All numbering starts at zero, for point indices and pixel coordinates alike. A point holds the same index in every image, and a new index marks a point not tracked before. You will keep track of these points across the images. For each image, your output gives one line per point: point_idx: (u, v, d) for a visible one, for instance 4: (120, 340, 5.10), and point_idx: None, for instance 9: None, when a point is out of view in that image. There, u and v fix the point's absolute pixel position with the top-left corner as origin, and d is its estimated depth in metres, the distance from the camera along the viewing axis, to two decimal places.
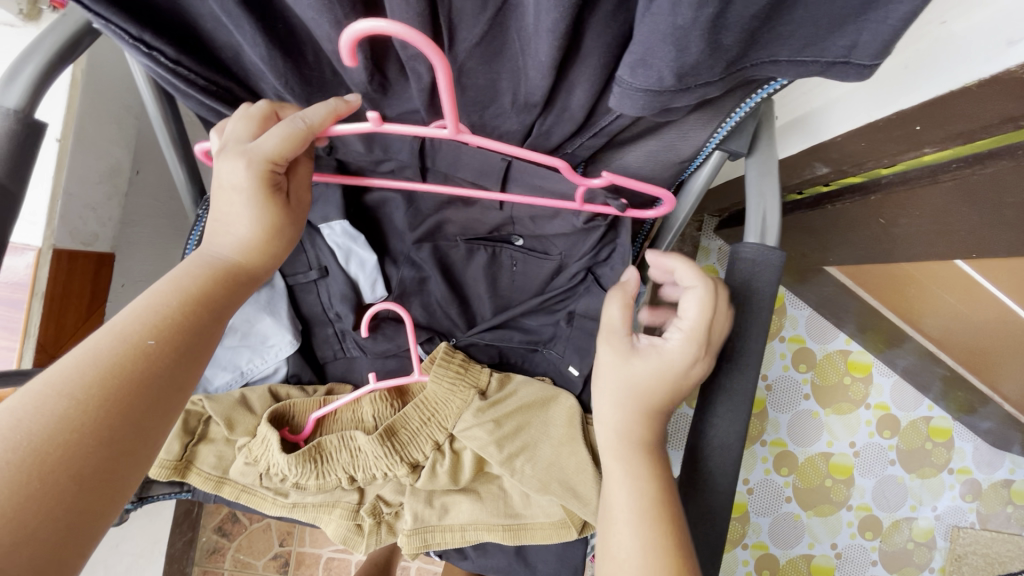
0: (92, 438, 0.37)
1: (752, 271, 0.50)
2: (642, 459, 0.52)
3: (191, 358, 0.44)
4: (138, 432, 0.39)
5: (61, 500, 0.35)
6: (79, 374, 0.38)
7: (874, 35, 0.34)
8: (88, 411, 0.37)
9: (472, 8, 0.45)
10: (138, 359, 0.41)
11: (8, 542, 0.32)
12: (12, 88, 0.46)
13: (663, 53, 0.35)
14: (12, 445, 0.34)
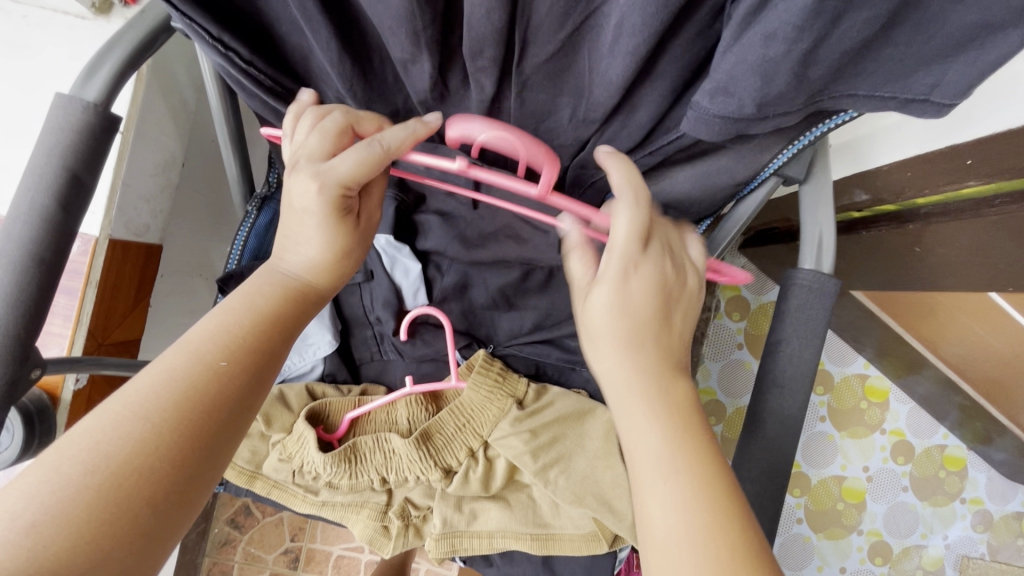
0: (164, 463, 0.37)
1: (808, 296, 0.51)
2: (659, 402, 0.45)
3: (261, 379, 0.44)
4: (210, 453, 0.40)
5: (133, 526, 0.35)
6: (155, 395, 0.39)
7: (960, 76, 0.34)
8: (161, 434, 0.38)
9: (549, 26, 0.45)
10: (215, 380, 0.41)
11: (81, 565, 0.33)
12: (91, 81, 0.46)
13: (747, 83, 0.36)
14: (87, 468, 0.35)
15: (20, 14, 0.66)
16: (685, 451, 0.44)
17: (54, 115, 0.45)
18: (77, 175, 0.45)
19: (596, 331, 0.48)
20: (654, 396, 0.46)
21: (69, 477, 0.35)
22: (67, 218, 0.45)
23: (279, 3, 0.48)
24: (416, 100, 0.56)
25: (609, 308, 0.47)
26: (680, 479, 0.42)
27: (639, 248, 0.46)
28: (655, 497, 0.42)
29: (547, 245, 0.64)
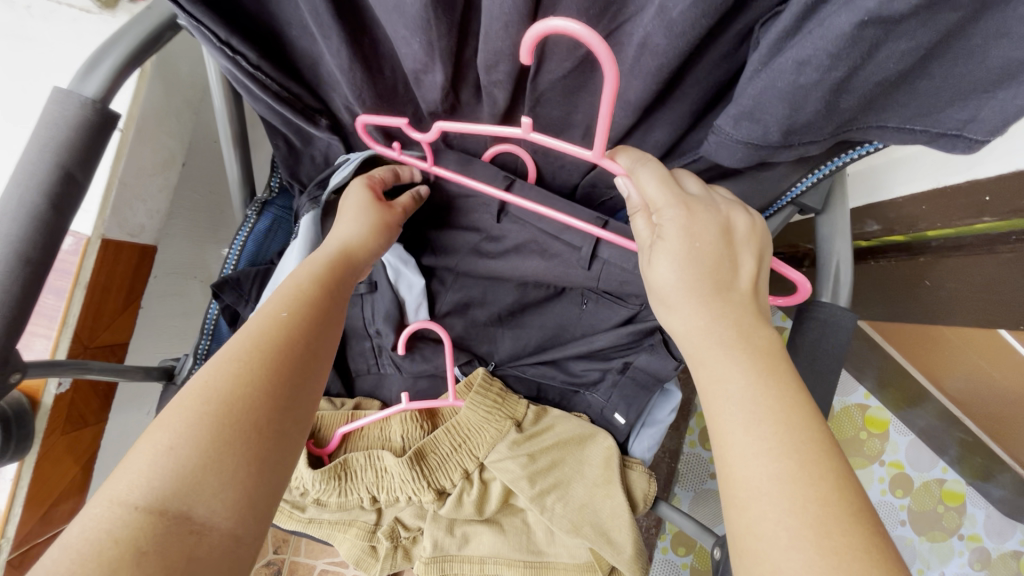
0: (260, 392, 0.39)
1: (824, 331, 0.49)
2: (758, 380, 0.40)
3: (321, 326, 0.47)
4: (299, 403, 0.42)
5: (244, 448, 0.37)
6: (235, 347, 0.41)
7: (996, 112, 0.32)
8: (250, 371, 0.40)
9: (567, 42, 0.44)
10: (282, 326, 0.44)
11: (211, 485, 0.35)
12: (91, 77, 0.45)
13: (775, 110, 0.35)
14: (202, 403, 0.37)
15: (25, 5, 0.65)
16: (794, 438, 0.37)
17: (49, 110, 0.43)
18: (71, 173, 0.44)
19: (663, 290, 0.44)
20: (750, 369, 0.40)
21: (186, 413, 0.37)
22: (56, 217, 0.44)
23: (291, 7, 0.47)
24: (426, 110, 0.54)
25: (678, 259, 0.43)
26: (781, 466, 0.36)
27: (679, 183, 0.44)
28: (744, 485, 0.37)
29: (574, 262, 0.62)
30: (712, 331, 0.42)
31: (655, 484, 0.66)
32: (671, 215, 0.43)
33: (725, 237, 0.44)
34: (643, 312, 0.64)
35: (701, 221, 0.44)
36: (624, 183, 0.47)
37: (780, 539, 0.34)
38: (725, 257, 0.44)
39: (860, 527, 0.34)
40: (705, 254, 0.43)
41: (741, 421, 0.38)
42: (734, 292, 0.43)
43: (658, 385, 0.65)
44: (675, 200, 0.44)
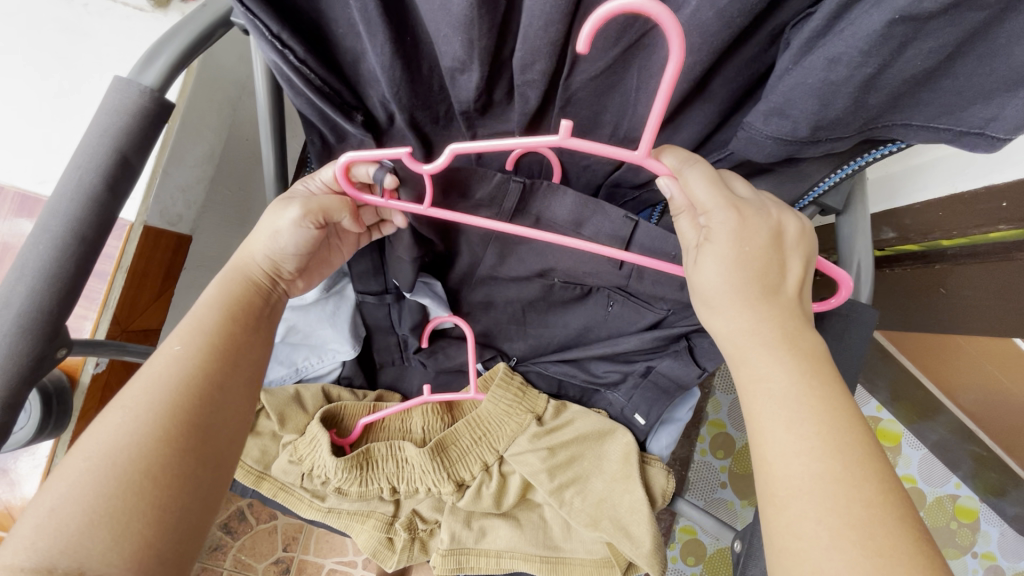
0: (154, 440, 0.42)
1: (846, 325, 0.50)
2: (806, 381, 0.41)
3: (230, 359, 0.50)
4: (211, 438, 0.45)
5: (142, 497, 0.40)
6: (135, 394, 0.44)
7: (1018, 110, 0.34)
8: (145, 418, 0.43)
9: (603, 42, 0.46)
10: (176, 362, 0.47)
11: (100, 541, 0.38)
12: (150, 68, 0.47)
13: (805, 105, 0.36)
14: (94, 463, 0.41)
15: (82, 2, 0.67)
16: (833, 438, 0.39)
17: (111, 97, 0.46)
18: (126, 157, 0.46)
19: (708, 292, 0.44)
20: (795, 369, 0.42)
21: (80, 473, 0.40)
22: (112, 196, 0.46)
23: (340, 7, 0.50)
24: (459, 108, 0.56)
25: (729, 262, 0.43)
26: (821, 466, 0.38)
27: (726, 186, 0.44)
28: (787, 484, 0.39)
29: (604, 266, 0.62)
30: (757, 332, 0.43)
31: (674, 481, 0.67)
32: (718, 222, 0.43)
33: (775, 244, 0.44)
34: (670, 317, 0.64)
35: (751, 224, 0.43)
36: (668, 183, 0.46)
37: (821, 536, 0.37)
38: (774, 259, 0.44)
39: (904, 527, 0.36)
40: (754, 260, 0.43)
41: (782, 421, 0.40)
42: (781, 295, 0.44)
43: (679, 390, 0.65)
44: (726, 206, 0.43)
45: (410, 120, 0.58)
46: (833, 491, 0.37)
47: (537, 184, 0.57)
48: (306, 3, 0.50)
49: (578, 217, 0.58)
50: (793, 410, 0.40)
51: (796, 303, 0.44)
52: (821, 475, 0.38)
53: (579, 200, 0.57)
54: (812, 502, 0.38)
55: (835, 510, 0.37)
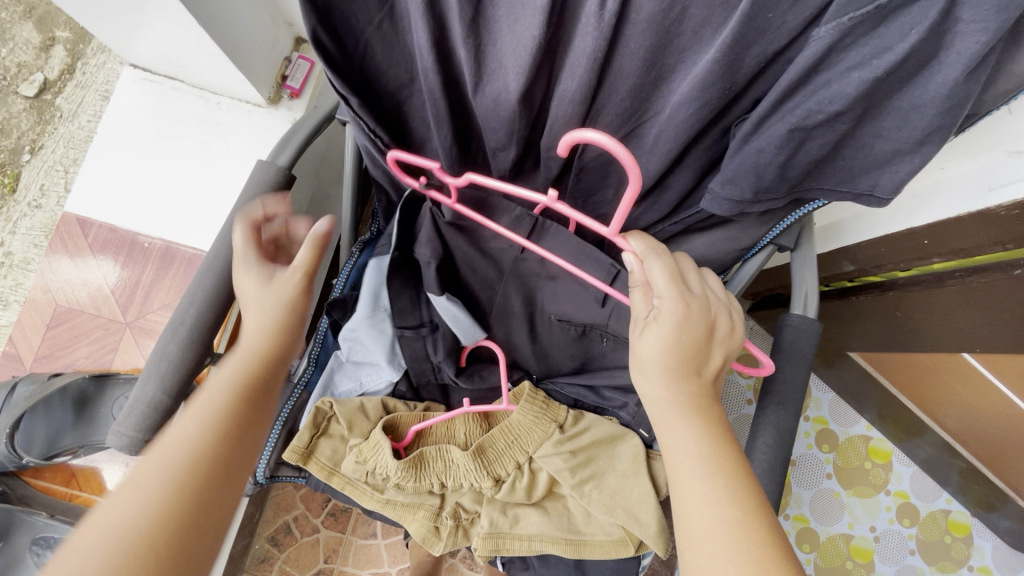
0: (164, 532, 0.46)
1: (798, 334, 0.65)
2: (710, 448, 0.56)
3: (244, 439, 0.54)
4: (211, 524, 0.49)
5: None
6: (157, 479, 0.48)
7: (888, 180, 0.50)
8: (157, 513, 0.46)
9: (606, 132, 0.61)
10: (191, 447, 0.50)
11: None
12: (283, 153, 0.66)
13: (747, 177, 0.53)
14: (107, 548, 0.44)
15: (215, 100, 0.80)
16: (735, 492, 0.53)
17: (256, 174, 0.64)
18: (264, 217, 0.64)
19: (646, 360, 0.59)
20: (704, 436, 0.56)
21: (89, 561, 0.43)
22: (254, 243, 0.64)
23: (419, 109, 0.64)
24: (497, 176, 0.73)
25: (668, 341, 0.59)
26: (727, 513, 0.52)
27: (683, 284, 0.60)
28: (701, 529, 0.52)
29: (591, 301, 0.76)
30: (676, 403, 0.58)
31: None
32: (666, 308, 0.59)
33: (705, 334, 0.60)
34: None
35: (692, 316, 0.59)
36: (629, 258, 0.62)
37: (721, 570, 0.50)
38: (703, 348, 0.60)
39: (787, 565, 0.49)
40: (688, 342, 0.59)
41: (698, 476, 0.54)
42: (701, 375, 0.60)
43: None
44: (676, 298, 0.59)
45: (459, 183, 0.74)
46: (731, 531, 0.51)
47: (546, 223, 0.72)
48: (394, 105, 0.63)
49: (574, 258, 0.72)
50: (699, 471, 0.54)
51: (715, 376, 0.61)
52: (719, 519, 0.52)
53: (578, 244, 0.71)
54: (711, 548, 0.51)
55: (738, 553, 0.50)
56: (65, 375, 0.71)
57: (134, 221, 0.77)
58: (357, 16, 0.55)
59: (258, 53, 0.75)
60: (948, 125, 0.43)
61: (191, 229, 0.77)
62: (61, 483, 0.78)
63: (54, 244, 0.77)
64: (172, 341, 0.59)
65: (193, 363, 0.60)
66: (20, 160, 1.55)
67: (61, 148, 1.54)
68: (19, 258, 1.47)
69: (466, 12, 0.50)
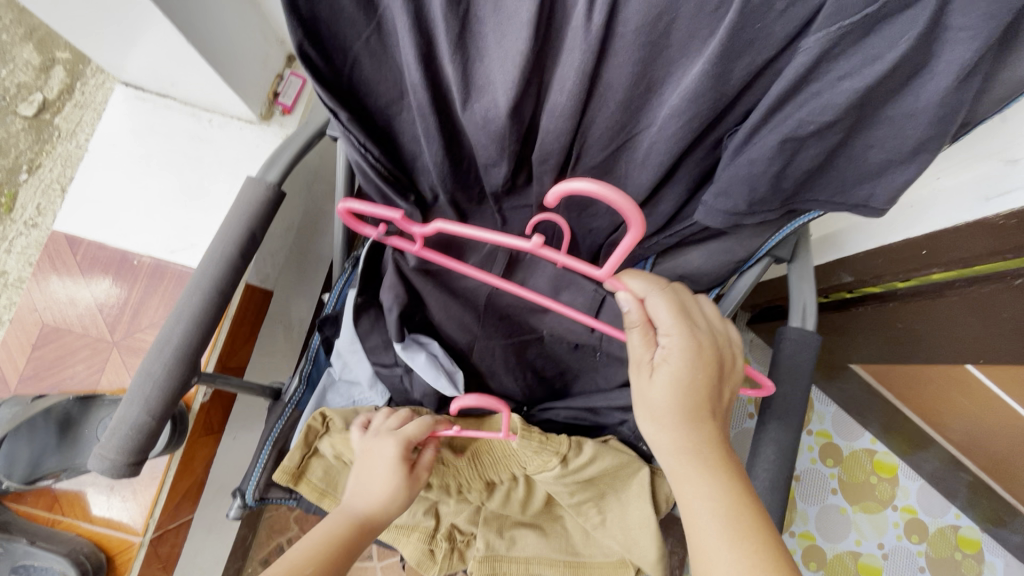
0: None
1: (797, 347, 0.64)
2: (733, 503, 0.54)
3: None
4: None
5: None
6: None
7: (883, 190, 0.50)
8: None
9: (598, 145, 0.59)
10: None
11: None
12: (271, 169, 0.66)
13: (741, 189, 0.53)
14: None
15: (207, 118, 0.80)
16: (764, 554, 0.51)
17: (245, 190, 0.64)
18: (253, 233, 0.63)
19: (658, 405, 0.57)
20: (723, 490, 0.54)
21: None
22: (242, 260, 0.63)
23: (409, 125, 0.64)
24: (490, 191, 0.72)
25: (678, 384, 0.57)
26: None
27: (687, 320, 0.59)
28: None
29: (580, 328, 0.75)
30: (691, 453, 0.56)
31: None
32: (675, 344, 0.58)
33: (715, 367, 0.59)
34: None
35: (701, 354, 0.58)
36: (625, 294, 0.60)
37: None
38: (714, 386, 0.59)
39: None
40: (699, 383, 0.57)
41: (727, 538, 0.52)
42: (715, 416, 0.59)
43: None
44: (687, 334, 0.58)
45: (452, 200, 0.74)
46: None
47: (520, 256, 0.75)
48: (383, 121, 0.63)
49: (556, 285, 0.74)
50: (723, 531, 0.52)
51: (725, 409, 0.61)
52: None
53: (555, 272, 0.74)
54: None
55: None
56: (49, 396, 0.69)
57: (124, 237, 0.76)
58: (345, 33, 0.54)
59: (249, 71, 0.76)
60: (943, 133, 0.43)
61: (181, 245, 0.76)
62: (45, 507, 0.76)
63: (43, 263, 0.77)
64: (158, 361, 0.58)
65: (178, 384, 0.58)
66: (17, 179, 1.55)
67: (58, 167, 1.54)
68: (14, 277, 1.47)
69: (452, 29, 0.50)
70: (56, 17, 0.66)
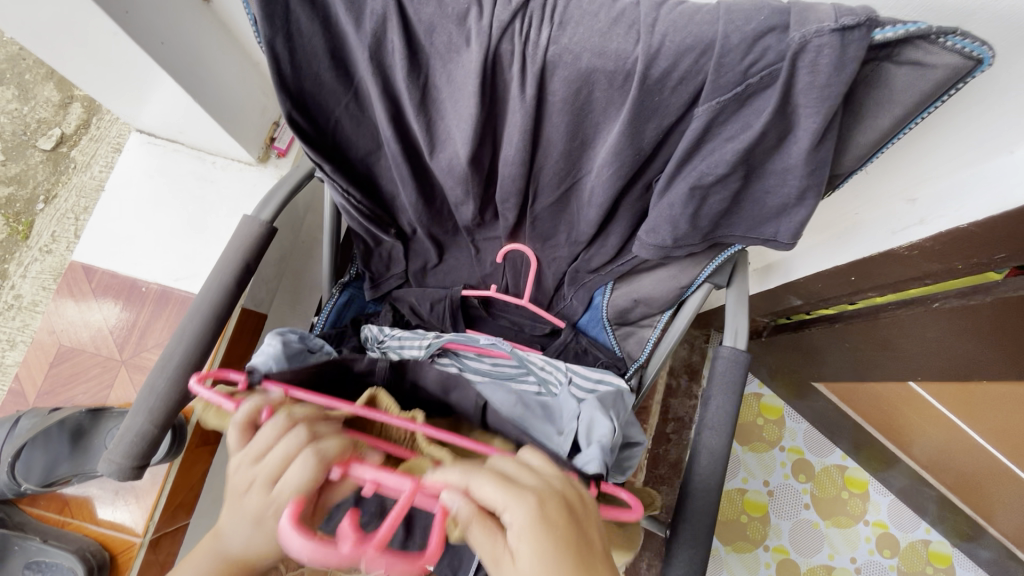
0: None
1: (730, 364, 0.71)
2: None
3: None
4: None
5: None
6: None
7: (785, 227, 0.58)
8: None
9: (550, 186, 0.67)
10: None
11: None
12: (265, 208, 0.75)
13: (666, 226, 0.61)
14: None
15: (211, 160, 0.90)
16: None
17: (242, 227, 0.73)
18: (248, 264, 0.72)
19: (510, 568, 0.45)
20: None
21: None
22: (238, 289, 0.71)
23: (386, 171, 0.73)
24: (462, 225, 0.80)
25: (535, 546, 0.45)
26: None
27: (513, 477, 0.49)
28: None
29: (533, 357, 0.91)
30: None
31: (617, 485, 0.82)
32: (518, 513, 0.46)
33: (580, 516, 0.49)
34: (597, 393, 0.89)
35: (549, 511, 0.47)
36: (450, 496, 0.47)
37: None
38: (580, 539, 0.47)
39: None
40: (558, 534, 0.46)
41: None
42: (593, 560, 0.47)
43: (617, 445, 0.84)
44: (524, 498, 0.47)
45: (428, 233, 0.83)
46: None
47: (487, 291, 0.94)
48: (364, 167, 0.72)
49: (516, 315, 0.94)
50: None
51: (603, 553, 0.49)
52: None
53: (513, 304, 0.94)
54: None
55: None
56: (64, 409, 0.77)
57: (135, 266, 0.85)
58: (326, 98, 0.62)
59: (247, 120, 0.86)
60: (816, 184, 0.51)
61: (186, 273, 0.85)
62: (55, 509, 0.83)
63: (62, 289, 0.86)
64: (161, 377, 0.66)
65: (179, 397, 0.66)
66: (35, 209, 1.67)
67: (73, 196, 1.65)
68: (28, 299, 1.56)
69: (415, 95, 0.56)
70: (83, 76, 0.77)
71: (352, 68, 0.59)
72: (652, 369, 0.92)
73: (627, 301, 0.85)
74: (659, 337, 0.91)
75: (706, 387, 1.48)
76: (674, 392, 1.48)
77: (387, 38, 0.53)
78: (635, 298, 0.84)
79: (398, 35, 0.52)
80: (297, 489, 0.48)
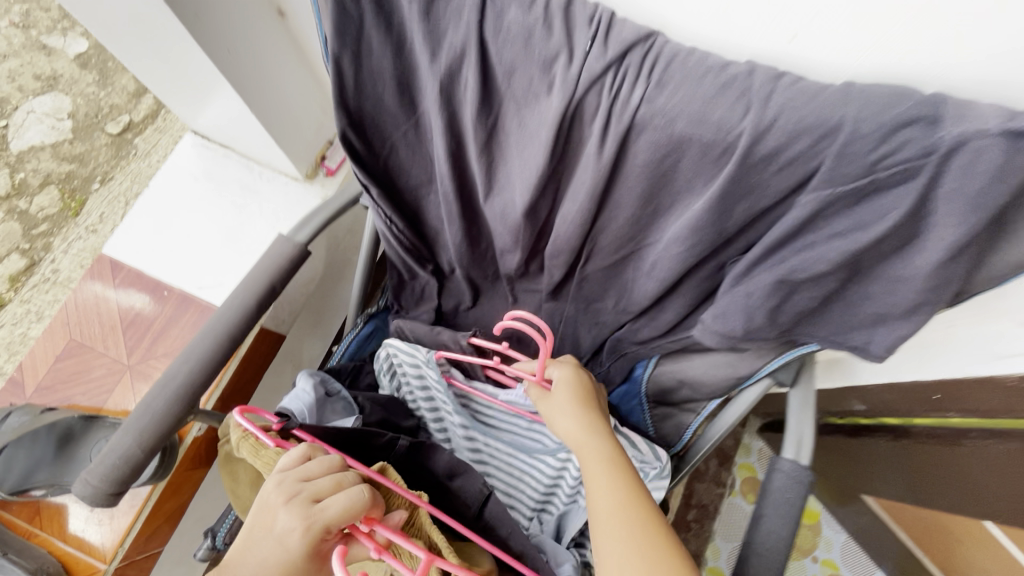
0: None
1: (788, 481, 0.62)
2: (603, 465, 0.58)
3: None
4: None
5: None
6: None
7: (882, 339, 0.49)
8: None
9: (608, 250, 0.61)
10: None
11: None
12: (303, 230, 0.71)
13: (737, 316, 0.53)
14: None
15: (259, 170, 0.88)
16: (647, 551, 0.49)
17: (275, 245, 0.69)
18: (273, 286, 0.67)
19: (552, 411, 0.66)
20: (603, 463, 0.58)
21: None
22: (258, 311, 0.66)
23: (433, 206, 0.68)
24: (506, 273, 0.74)
25: (568, 416, 0.64)
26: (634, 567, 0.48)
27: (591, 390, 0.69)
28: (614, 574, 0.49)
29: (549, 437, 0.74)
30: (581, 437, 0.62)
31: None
32: (574, 409, 0.65)
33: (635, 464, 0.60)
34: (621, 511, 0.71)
35: (578, 374, 0.68)
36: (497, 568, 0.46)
37: None
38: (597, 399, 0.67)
39: None
40: (583, 384, 0.67)
41: (603, 483, 0.56)
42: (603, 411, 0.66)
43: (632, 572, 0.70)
44: (566, 365, 0.68)
45: (467, 275, 0.77)
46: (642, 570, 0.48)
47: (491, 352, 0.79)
48: (411, 199, 0.67)
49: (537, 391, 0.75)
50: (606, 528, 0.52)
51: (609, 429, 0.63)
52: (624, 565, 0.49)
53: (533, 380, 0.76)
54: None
55: None
56: (57, 411, 0.73)
57: (161, 272, 0.82)
58: (385, 123, 0.58)
59: (301, 135, 0.84)
60: (936, 303, 0.43)
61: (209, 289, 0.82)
62: (26, 518, 0.79)
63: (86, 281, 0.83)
64: (158, 396, 0.60)
65: (174, 422, 0.60)
66: (89, 188, 1.70)
67: (126, 182, 1.69)
68: (65, 275, 1.58)
69: (479, 136, 0.52)
70: (147, 73, 0.75)
71: (418, 99, 0.55)
72: (690, 459, 0.82)
73: (671, 381, 0.77)
74: (701, 425, 0.82)
75: (738, 475, 1.35)
76: (701, 476, 1.36)
77: (461, 73, 0.49)
78: (681, 379, 0.75)
79: (473, 71, 0.48)
80: (335, 521, 0.47)
